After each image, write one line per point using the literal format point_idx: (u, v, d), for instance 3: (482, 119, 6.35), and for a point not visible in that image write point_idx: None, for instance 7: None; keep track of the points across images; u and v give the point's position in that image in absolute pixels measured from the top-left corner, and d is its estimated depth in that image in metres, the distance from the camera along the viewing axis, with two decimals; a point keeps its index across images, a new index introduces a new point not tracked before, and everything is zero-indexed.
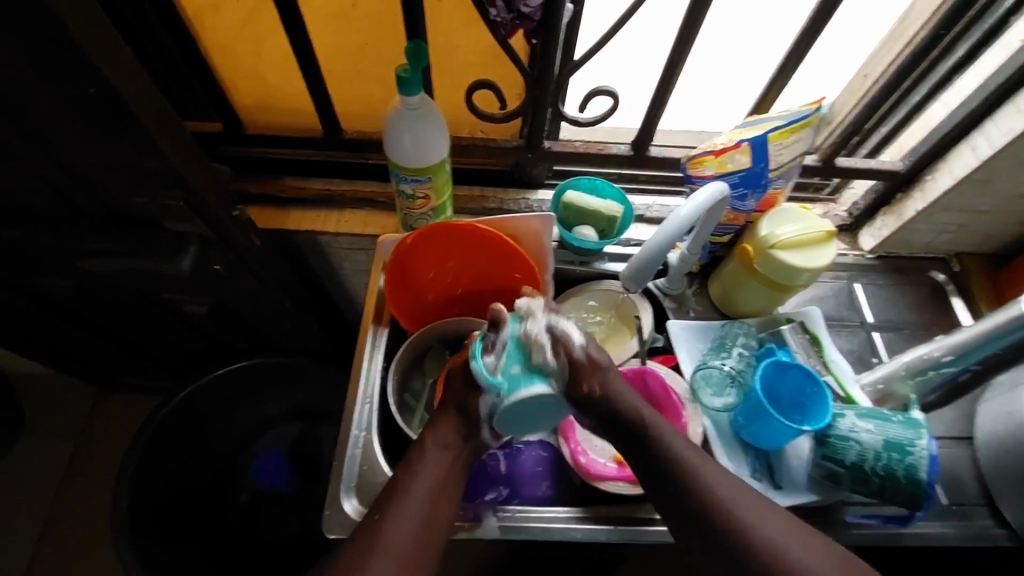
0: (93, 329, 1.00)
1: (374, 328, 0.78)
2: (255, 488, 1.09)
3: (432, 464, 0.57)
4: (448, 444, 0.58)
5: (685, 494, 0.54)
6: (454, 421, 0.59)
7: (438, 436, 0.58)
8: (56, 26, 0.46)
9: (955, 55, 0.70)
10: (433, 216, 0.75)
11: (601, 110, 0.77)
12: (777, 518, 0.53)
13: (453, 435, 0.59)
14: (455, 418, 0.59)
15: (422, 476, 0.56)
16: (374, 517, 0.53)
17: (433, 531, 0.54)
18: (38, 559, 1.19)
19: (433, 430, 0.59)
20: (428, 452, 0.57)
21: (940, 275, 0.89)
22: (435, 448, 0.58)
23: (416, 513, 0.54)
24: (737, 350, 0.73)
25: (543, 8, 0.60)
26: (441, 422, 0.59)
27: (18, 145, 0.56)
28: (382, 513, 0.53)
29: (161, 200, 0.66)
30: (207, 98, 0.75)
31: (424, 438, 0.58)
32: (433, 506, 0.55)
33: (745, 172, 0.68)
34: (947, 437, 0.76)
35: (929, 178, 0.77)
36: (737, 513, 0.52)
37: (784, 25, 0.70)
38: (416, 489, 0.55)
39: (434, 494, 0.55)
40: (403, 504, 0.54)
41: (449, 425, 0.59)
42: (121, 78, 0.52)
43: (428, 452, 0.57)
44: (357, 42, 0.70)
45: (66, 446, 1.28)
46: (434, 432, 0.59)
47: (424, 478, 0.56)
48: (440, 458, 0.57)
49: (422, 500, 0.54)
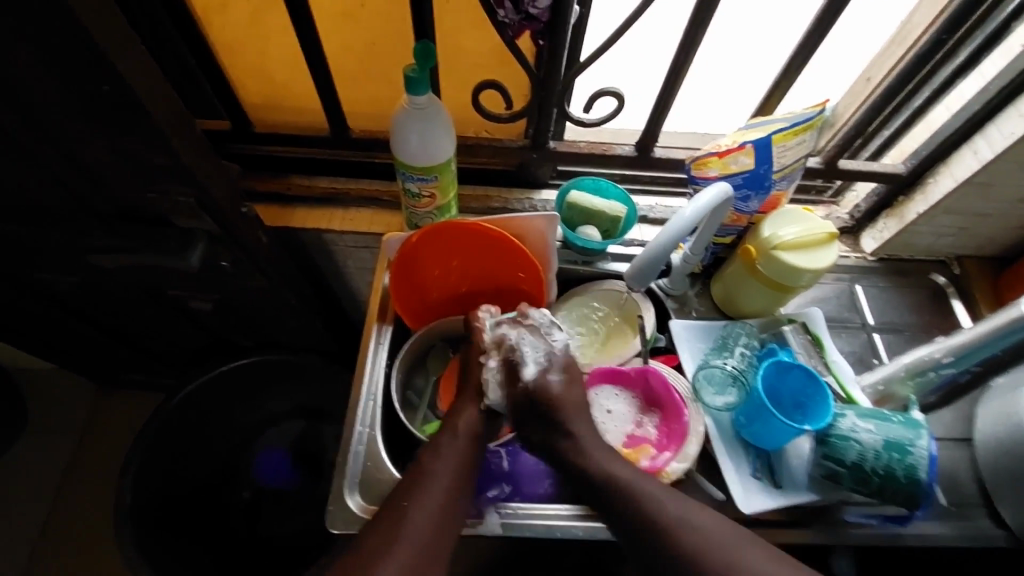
0: (99, 325, 1.00)
1: (378, 326, 0.79)
2: (258, 486, 1.10)
3: (460, 450, 0.61)
4: (473, 433, 0.63)
5: (607, 497, 0.59)
6: (478, 411, 0.65)
7: (462, 426, 0.63)
8: (73, 23, 0.47)
9: (958, 60, 0.71)
10: (438, 215, 0.76)
11: (605, 111, 0.78)
12: (754, 559, 0.53)
13: (477, 421, 0.64)
14: (481, 408, 0.65)
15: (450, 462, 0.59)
16: (401, 504, 0.55)
17: (457, 514, 0.57)
18: (39, 555, 1.19)
19: (460, 420, 0.64)
20: (456, 441, 0.61)
21: (941, 277, 0.90)
22: (462, 437, 0.62)
23: (444, 499, 0.56)
24: (739, 350, 0.75)
25: (551, 10, 0.60)
26: (466, 410, 0.64)
27: (32, 140, 0.57)
28: (409, 501, 0.55)
29: (171, 196, 0.67)
30: (215, 95, 0.75)
31: (447, 429, 0.62)
32: (455, 496, 0.58)
33: (748, 174, 0.69)
34: (946, 438, 0.77)
35: (930, 181, 0.78)
36: (711, 562, 0.53)
37: (789, 27, 0.71)
38: (443, 476, 0.58)
39: (458, 482, 0.58)
40: (430, 494, 0.56)
41: (474, 415, 0.64)
42: (135, 73, 0.52)
43: (456, 441, 0.61)
44: (366, 40, 0.71)
45: (69, 442, 1.29)
46: (460, 421, 0.63)
47: (449, 464, 0.59)
48: (465, 446, 0.61)
49: (448, 488, 0.57)
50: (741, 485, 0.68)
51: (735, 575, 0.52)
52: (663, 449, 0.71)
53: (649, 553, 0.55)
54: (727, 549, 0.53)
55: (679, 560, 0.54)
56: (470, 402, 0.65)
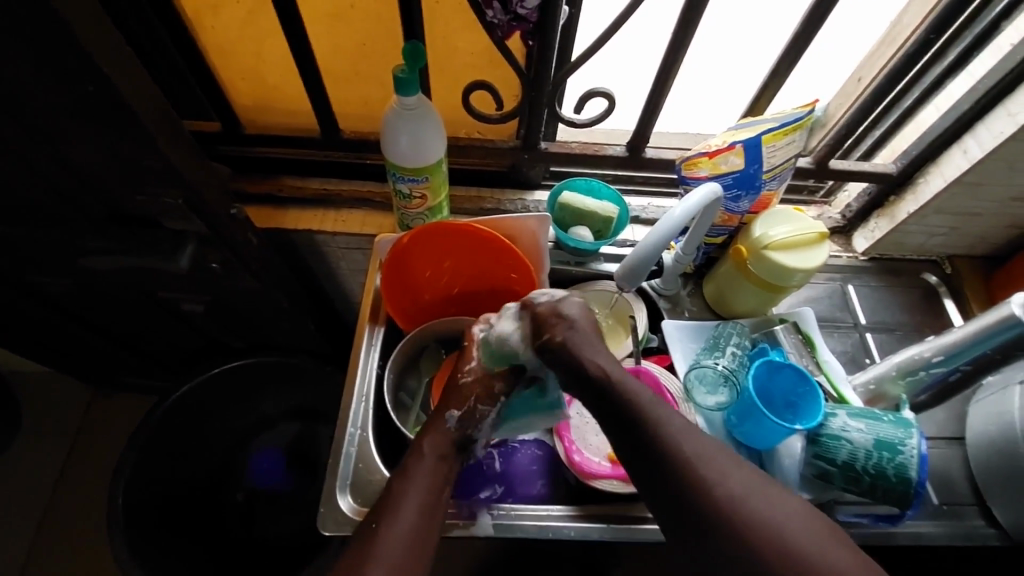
0: (91, 327, 1.00)
1: (370, 327, 0.79)
2: (252, 488, 1.10)
3: (429, 471, 0.58)
4: (440, 454, 0.60)
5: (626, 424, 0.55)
6: (444, 436, 0.61)
7: (428, 447, 0.60)
8: (58, 26, 0.46)
9: (947, 60, 0.71)
10: (429, 216, 0.76)
11: (597, 112, 0.78)
12: (744, 478, 0.52)
13: (446, 444, 0.61)
14: (447, 435, 0.61)
15: (419, 483, 0.56)
16: (372, 524, 0.53)
17: (431, 533, 0.54)
18: (33, 559, 1.18)
19: (429, 437, 0.60)
20: (423, 462, 0.58)
21: (933, 277, 0.90)
22: (428, 458, 0.59)
23: (416, 518, 0.54)
24: (730, 349, 0.73)
25: (540, 11, 0.60)
26: (433, 433, 0.61)
27: (19, 142, 0.56)
28: (379, 522, 0.53)
29: (160, 198, 0.67)
30: (205, 97, 0.75)
31: (413, 450, 0.59)
32: (429, 516, 0.55)
33: (738, 174, 0.69)
34: (938, 437, 0.77)
35: (921, 180, 0.78)
36: (702, 472, 0.51)
37: (779, 28, 0.71)
38: (416, 494, 0.55)
39: (430, 502, 0.56)
40: (400, 515, 0.53)
41: (440, 438, 0.61)
42: (121, 76, 0.52)
43: (422, 461, 0.58)
44: (356, 41, 0.70)
45: (63, 445, 1.28)
46: (427, 441, 0.60)
47: (418, 486, 0.56)
48: (434, 466, 0.58)
49: (421, 506, 0.55)
50: None
51: (739, 505, 0.50)
52: None
53: (648, 470, 0.53)
54: (735, 481, 0.51)
55: (673, 469, 0.52)
56: (436, 428, 0.61)
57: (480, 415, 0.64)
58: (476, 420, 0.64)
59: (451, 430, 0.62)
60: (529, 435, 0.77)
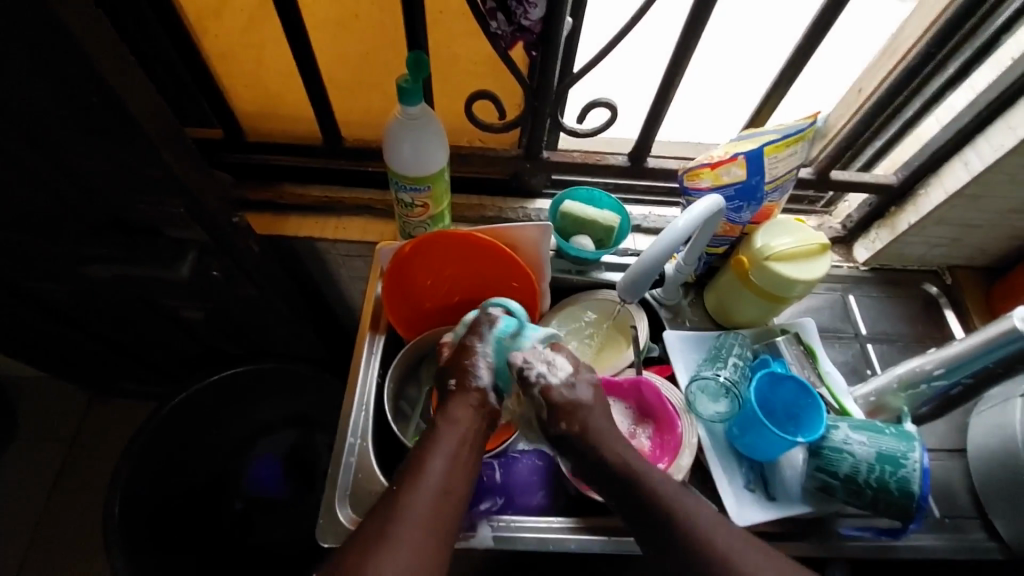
0: (90, 334, 0.99)
1: (371, 335, 0.78)
2: (250, 496, 1.09)
3: (450, 437, 0.59)
4: (458, 418, 0.60)
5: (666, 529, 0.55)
6: (463, 400, 0.62)
7: (450, 412, 0.61)
8: (65, 43, 0.47)
9: (947, 73, 0.71)
10: (431, 224, 0.76)
11: (599, 122, 0.78)
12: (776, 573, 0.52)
13: (467, 411, 0.61)
14: (466, 396, 0.62)
15: (441, 449, 0.58)
16: (394, 488, 0.55)
17: (453, 502, 0.56)
18: (28, 562, 1.18)
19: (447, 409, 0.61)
20: (440, 430, 0.60)
21: (933, 288, 0.90)
22: (447, 424, 0.60)
23: (435, 498, 0.55)
24: (732, 360, 0.73)
25: (543, 21, 0.60)
26: (452, 398, 0.62)
27: (22, 153, 0.57)
28: (399, 486, 0.55)
29: (161, 206, 0.67)
30: (208, 104, 0.75)
31: (442, 416, 0.61)
32: (452, 495, 0.56)
33: (740, 185, 0.69)
34: (940, 449, 0.77)
35: (921, 193, 0.78)
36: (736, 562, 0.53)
37: (783, 39, 0.71)
38: (439, 469, 0.57)
39: (451, 468, 0.57)
40: (422, 483, 0.55)
41: (461, 404, 0.61)
42: (126, 89, 0.53)
43: (451, 425, 0.60)
44: (359, 51, 0.71)
45: (60, 448, 1.28)
46: (448, 407, 0.61)
47: (443, 451, 0.58)
48: (453, 433, 0.59)
49: (445, 472, 0.57)
50: (734, 497, 0.68)
51: None
52: (656, 461, 0.70)
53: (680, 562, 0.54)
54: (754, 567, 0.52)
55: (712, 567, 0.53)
56: (458, 396, 0.62)
57: (471, 367, 0.63)
58: (470, 371, 0.63)
59: (472, 392, 0.62)
60: (529, 444, 0.75)
